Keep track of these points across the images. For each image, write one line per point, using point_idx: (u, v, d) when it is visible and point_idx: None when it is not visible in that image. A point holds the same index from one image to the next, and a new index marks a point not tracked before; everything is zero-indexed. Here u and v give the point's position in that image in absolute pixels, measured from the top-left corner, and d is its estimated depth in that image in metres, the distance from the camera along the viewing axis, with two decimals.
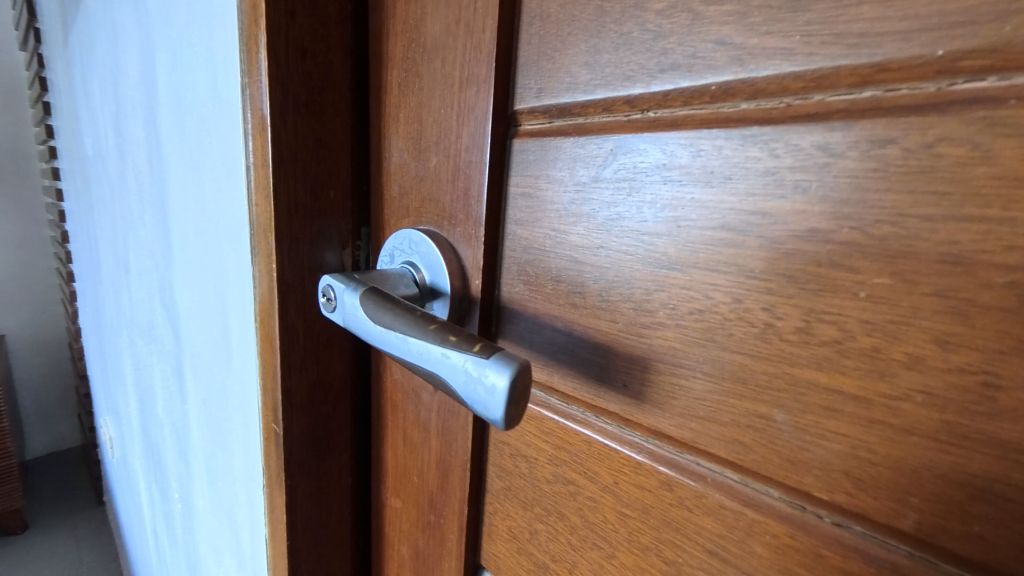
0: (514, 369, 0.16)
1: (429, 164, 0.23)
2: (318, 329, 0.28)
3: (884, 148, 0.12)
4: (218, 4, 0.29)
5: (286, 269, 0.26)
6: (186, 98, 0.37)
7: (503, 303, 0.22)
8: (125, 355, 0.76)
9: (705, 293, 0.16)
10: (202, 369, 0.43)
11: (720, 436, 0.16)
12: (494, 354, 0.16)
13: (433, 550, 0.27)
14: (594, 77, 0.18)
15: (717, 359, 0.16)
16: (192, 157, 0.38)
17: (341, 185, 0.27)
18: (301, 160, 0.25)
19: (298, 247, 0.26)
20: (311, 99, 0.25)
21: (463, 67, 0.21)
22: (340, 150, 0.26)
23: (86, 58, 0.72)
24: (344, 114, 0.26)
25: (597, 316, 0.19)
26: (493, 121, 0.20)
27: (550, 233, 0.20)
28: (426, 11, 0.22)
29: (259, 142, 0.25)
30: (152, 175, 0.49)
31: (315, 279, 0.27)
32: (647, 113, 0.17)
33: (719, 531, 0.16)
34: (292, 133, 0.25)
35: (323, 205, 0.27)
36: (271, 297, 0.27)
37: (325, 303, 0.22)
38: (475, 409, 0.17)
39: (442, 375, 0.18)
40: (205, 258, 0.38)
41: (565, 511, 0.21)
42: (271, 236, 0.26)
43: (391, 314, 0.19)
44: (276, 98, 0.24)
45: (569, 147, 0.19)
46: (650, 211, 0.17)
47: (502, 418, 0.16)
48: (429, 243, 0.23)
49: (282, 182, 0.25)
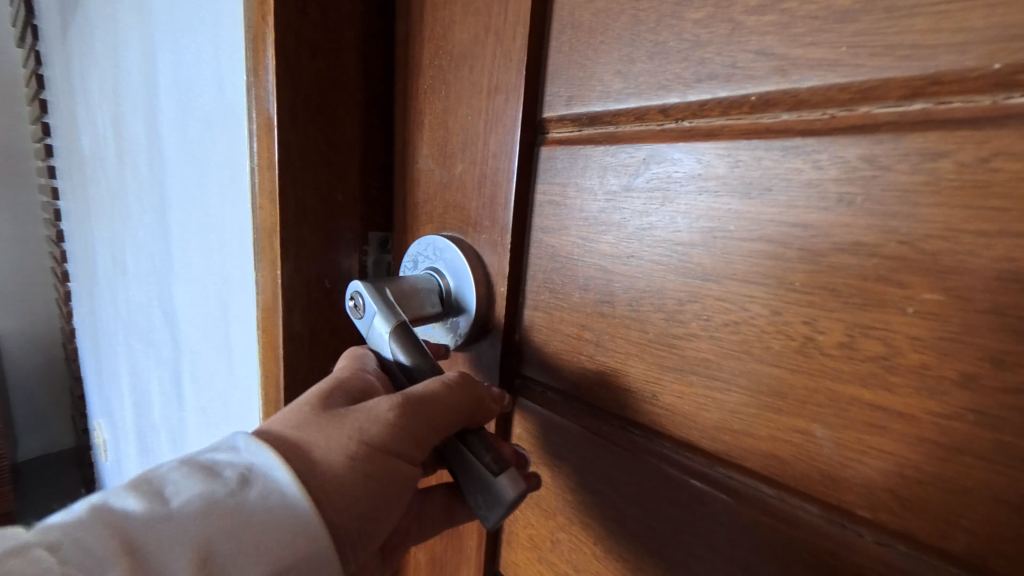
0: (516, 495, 0.17)
1: (454, 171, 0.23)
2: (322, 335, 0.28)
3: (935, 162, 0.12)
4: (227, 11, 0.30)
5: (297, 275, 0.26)
6: (189, 103, 0.38)
7: (527, 310, 0.22)
8: (122, 358, 0.77)
9: (742, 305, 0.15)
10: (202, 375, 0.43)
11: (756, 450, 0.16)
12: (504, 474, 0.17)
13: (452, 556, 0.27)
14: (627, 86, 0.17)
15: (753, 372, 0.15)
16: (194, 161, 0.38)
17: (350, 189, 0.27)
18: (309, 163, 0.26)
19: (306, 252, 0.26)
20: (325, 105, 0.25)
21: (493, 75, 0.21)
22: (351, 154, 0.27)
23: (84, 55, 0.73)
24: (355, 116, 0.26)
25: (627, 326, 0.18)
26: (521, 127, 0.20)
27: (577, 242, 0.20)
28: (452, 22, 0.22)
29: (266, 143, 0.25)
30: (152, 177, 0.49)
31: (321, 285, 0.27)
32: (682, 123, 0.16)
33: (754, 546, 0.16)
34: (300, 134, 0.25)
35: (332, 209, 0.27)
36: (275, 302, 0.27)
37: (353, 306, 0.22)
38: (469, 501, 0.18)
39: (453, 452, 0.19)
40: (208, 265, 0.38)
41: (589, 521, 0.21)
42: (276, 240, 0.26)
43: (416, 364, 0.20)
44: (285, 98, 0.24)
45: (600, 156, 0.18)
46: (683, 221, 0.16)
47: (490, 523, 0.17)
48: (454, 249, 0.23)
49: (290, 186, 0.25)
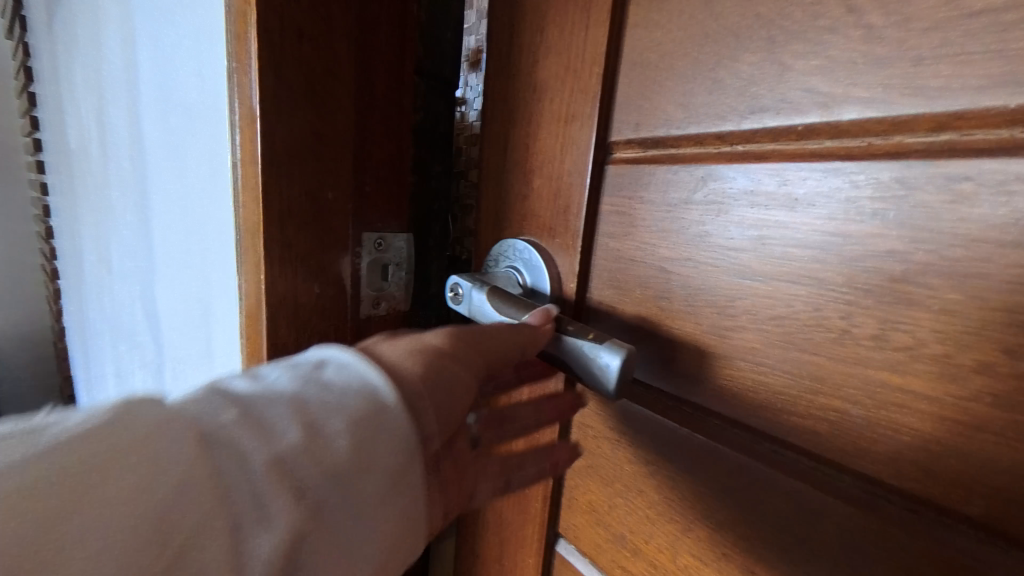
0: (623, 353, 0.20)
1: (531, 185, 0.27)
2: (308, 330, 0.31)
3: (959, 184, 0.14)
4: (210, 58, 0.35)
5: (281, 270, 0.29)
6: (176, 134, 0.43)
7: (592, 304, 0.26)
8: (105, 359, 0.80)
9: (787, 301, 0.18)
10: (192, 373, 0.48)
11: (798, 427, 0.18)
12: (606, 341, 0.21)
13: (516, 516, 0.31)
14: (688, 115, 0.21)
15: (795, 359, 0.18)
16: (183, 182, 0.43)
17: (339, 188, 0.29)
18: (298, 158, 0.28)
19: (293, 250, 0.29)
20: (320, 113, 0.28)
21: (569, 106, 0.25)
22: (343, 151, 0.29)
23: (58, 62, 0.77)
24: (347, 111, 0.29)
25: (683, 318, 0.22)
26: (594, 150, 0.24)
27: (640, 246, 0.23)
28: (531, 67, 0.27)
29: (250, 138, 0.28)
30: (140, 193, 0.55)
31: (308, 278, 0.30)
32: (736, 147, 0.19)
33: (793, 509, 0.19)
34: (287, 128, 0.27)
35: (320, 207, 0.29)
36: (261, 300, 0.29)
37: (451, 296, 0.27)
38: (590, 382, 0.21)
39: (563, 357, 0.22)
40: (195, 275, 0.44)
41: (644, 488, 0.24)
42: (261, 238, 0.28)
43: (515, 309, 0.24)
44: (269, 93, 0.27)
45: (663, 173, 0.22)
46: (736, 229, 0.19)
47: (614, 387, 0.20)
48: (532, 251, 0.27)
49: (277, 181, 0.28)
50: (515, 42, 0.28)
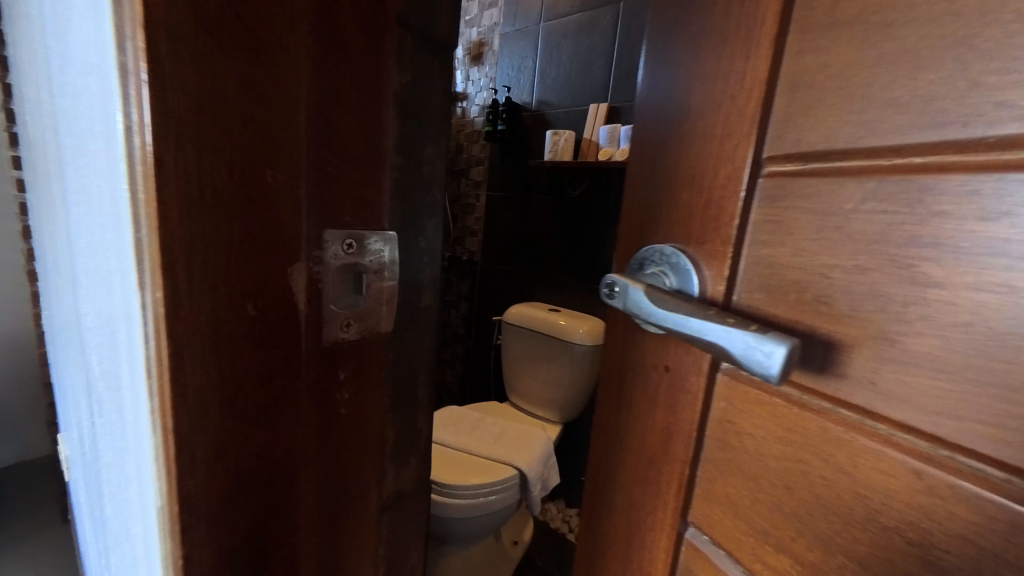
0: (788, 344, 0.22)
1: (680, 198, 0.30)
2: (231, 352, 0.23)
3: None
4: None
5: (217, 299, 0.22)
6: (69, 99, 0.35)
7: (738, 307, 0.27)
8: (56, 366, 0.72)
9: (973, 308, 0.19)
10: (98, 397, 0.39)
11: (986, 435, 0.18)
12: (770, 333, 0.23)
13: (647, 499, 0.33)
14: (858, 131, 0.22)
15: (983, 367, 0.18)
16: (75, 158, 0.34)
17: (286, 169, 0.24)
18: (221, 125, 0.21)
19: (221, 246, 0.22)
20: (266, 84, 0.22)
21: (724, 127, 0.28)
22: (298, 124, 0.24)
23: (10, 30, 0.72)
24: (298, 76, 0.23)
25: (845, 322, 0.23)
26: (750, 166, 0.26)
27: (796, 252, 0.24)
28: (685, 100, 0.30)
29: (126, 91, 0.20)
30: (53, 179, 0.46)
31: (235, 285, 0.23)
32: (914, 159, 0.20)
33: (976, 519, 0.19)
34: (204, 82, 0.20)
35: (266, 192, 0.23)
36: (152, 320, 0.22)
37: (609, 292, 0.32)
38: (752, 368, 0.23)
39: (723, 343, 0.25)
40: (92, 277, 0.34)
41: (791, 485, 0.25)
42: (154, 230, 0.21)
43: (673, 300, 0.28)
44: (159, 22, 0.19)
45: (825, 184, 0.23)
46: (911, 237, 0.20)
47: (778, 373, 0.22)
48: (679, 256, 0.30)
49: (181, 153, 0.20)
50: (667, 71, 0.31)
